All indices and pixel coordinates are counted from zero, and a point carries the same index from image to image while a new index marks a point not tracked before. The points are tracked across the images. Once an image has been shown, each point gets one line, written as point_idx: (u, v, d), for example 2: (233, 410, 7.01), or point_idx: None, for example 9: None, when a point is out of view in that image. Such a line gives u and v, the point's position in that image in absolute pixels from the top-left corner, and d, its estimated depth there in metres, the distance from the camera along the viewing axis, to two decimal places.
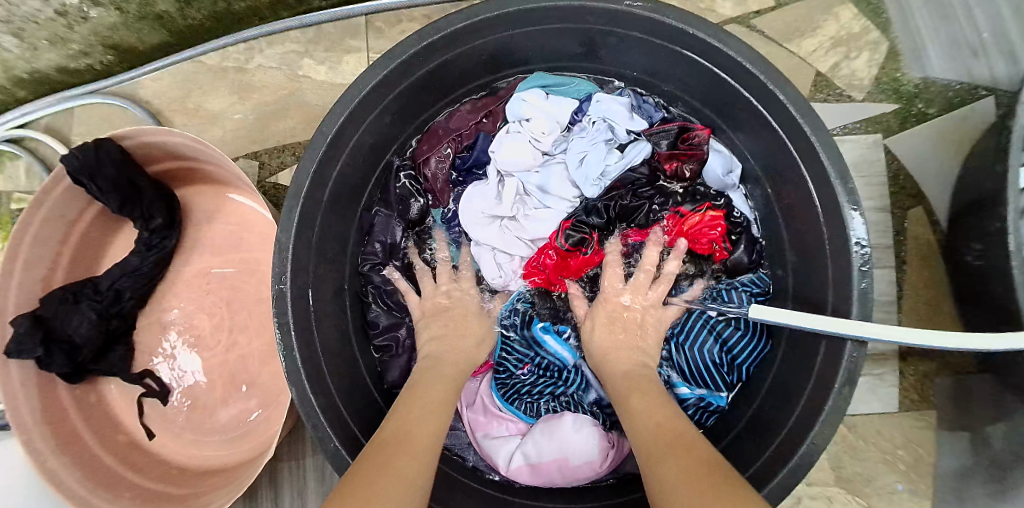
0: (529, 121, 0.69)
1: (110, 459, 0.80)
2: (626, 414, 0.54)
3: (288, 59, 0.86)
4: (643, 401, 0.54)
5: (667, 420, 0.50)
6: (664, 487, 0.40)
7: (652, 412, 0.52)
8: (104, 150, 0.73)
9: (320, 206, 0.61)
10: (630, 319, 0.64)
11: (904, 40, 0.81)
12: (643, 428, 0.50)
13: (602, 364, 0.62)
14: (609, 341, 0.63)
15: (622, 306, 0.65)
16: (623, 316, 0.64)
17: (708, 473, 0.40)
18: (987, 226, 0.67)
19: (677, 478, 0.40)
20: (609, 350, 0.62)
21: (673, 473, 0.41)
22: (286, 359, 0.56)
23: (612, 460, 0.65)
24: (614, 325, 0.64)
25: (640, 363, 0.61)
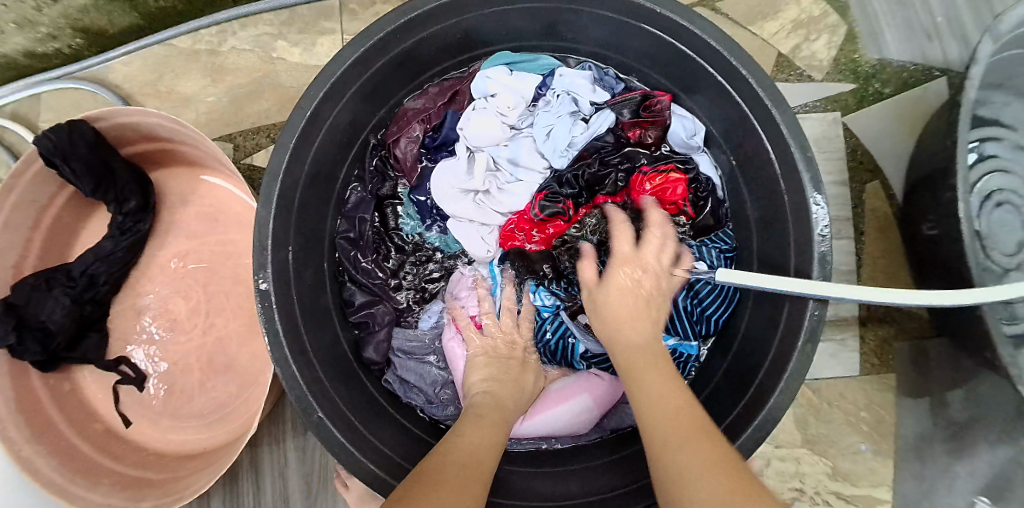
0: (495, 97, 0.72)
1: (86, 447, 0.79)
2: (638, 387, 0.50)
3: (261, 41, 0.86)
4: (658, 382, 0.50)
5: (683, 403, 0.47)
6: (687, 487, 0.38)
7: (667, 396, 0.48)
8: (78, 132, 0.71)
9: (299, 183, 0.62)
10: (645, 279, 0.62)
11: (861, 24, 0.85)
12: (655, 410, 0.46)
13: (615, 342, 0.57)
14: (626, 313, 0.58)
15: (637, 259, 0.63)
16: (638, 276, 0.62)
17: (736, 488, 0.36)
18: (939, 196, 0.71)
19: (702, 481, 0.37)
20: (627, 322, 0.58)
21: (701, 476, 0.38)
22: (269, 333, 0.56)
23: (588, 378, 0.69)
24: (631, 292, 0.60)
25: (653, 336, 0.57)
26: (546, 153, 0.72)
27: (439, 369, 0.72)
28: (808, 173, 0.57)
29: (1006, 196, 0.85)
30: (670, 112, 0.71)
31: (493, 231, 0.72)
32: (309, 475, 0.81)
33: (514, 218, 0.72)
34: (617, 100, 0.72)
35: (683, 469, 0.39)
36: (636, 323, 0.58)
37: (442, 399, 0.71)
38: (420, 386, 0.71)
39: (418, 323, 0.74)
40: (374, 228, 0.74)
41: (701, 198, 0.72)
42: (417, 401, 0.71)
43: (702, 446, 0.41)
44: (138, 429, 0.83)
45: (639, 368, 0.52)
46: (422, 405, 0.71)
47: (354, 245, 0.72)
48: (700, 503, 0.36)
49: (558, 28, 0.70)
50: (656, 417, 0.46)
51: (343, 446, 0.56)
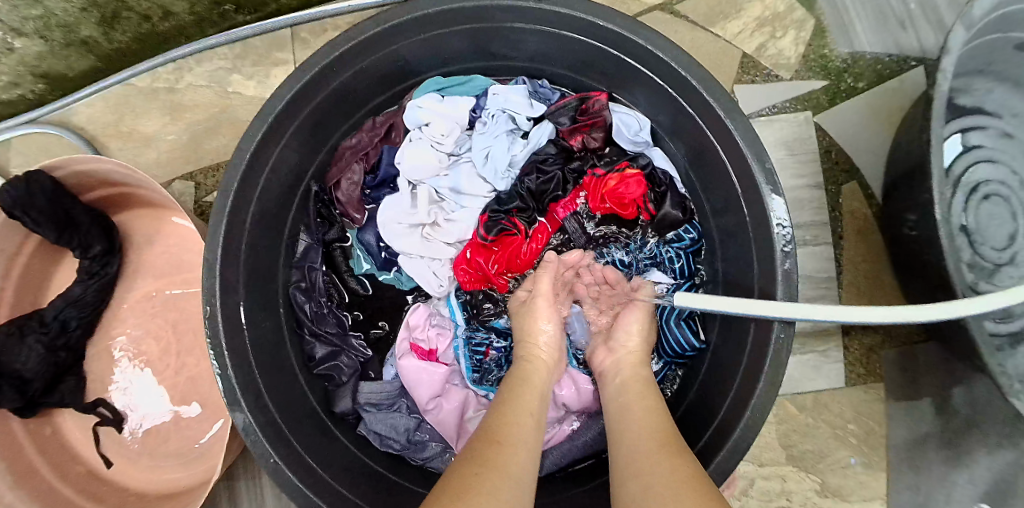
0: (429, 126, 0.68)
1: (66, 491, 0.80)
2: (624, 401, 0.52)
3: (217, 76, 0.86)
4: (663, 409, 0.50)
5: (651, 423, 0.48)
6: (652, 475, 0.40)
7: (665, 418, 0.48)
8: (35, 182, 0.72)
9: (245, 225, 0.61)
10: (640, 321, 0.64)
11: (830, 17, 0.82)
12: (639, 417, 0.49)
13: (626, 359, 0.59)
14: (634, 355, 0.60)
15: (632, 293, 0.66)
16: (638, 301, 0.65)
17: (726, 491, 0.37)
18: (918, 195, 0.67)
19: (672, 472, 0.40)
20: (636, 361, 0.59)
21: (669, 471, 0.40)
22: (224, 383, 0.56)
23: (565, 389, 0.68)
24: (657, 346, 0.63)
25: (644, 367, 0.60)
26: (488, 178, 0.70)
27: (409, 416, 0.68)
28: (767, 185, 0.55)
29: (993, 189, 0.81)
30: (609, 110, 0.68)
31: (444, 266, 0.71)
32: None
33: (466, 248, 0.70)
34: (554, 109, 0.69)
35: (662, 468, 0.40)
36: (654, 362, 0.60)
37: (421, 442, 0.68)
38: (396, 439, 0.67)
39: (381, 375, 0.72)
40: (326, 277, 0.72)
41: (658, 194, 0.68)
42: (399, 450, 0.68)
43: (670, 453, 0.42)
44: (116, 470, 0.83)
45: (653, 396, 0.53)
46: (403, 451, 0.68)
47: (308, 295, 0.70)
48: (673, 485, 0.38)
49: (490, 43, 0.67)
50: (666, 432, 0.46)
51: (300, 491, 0.56)
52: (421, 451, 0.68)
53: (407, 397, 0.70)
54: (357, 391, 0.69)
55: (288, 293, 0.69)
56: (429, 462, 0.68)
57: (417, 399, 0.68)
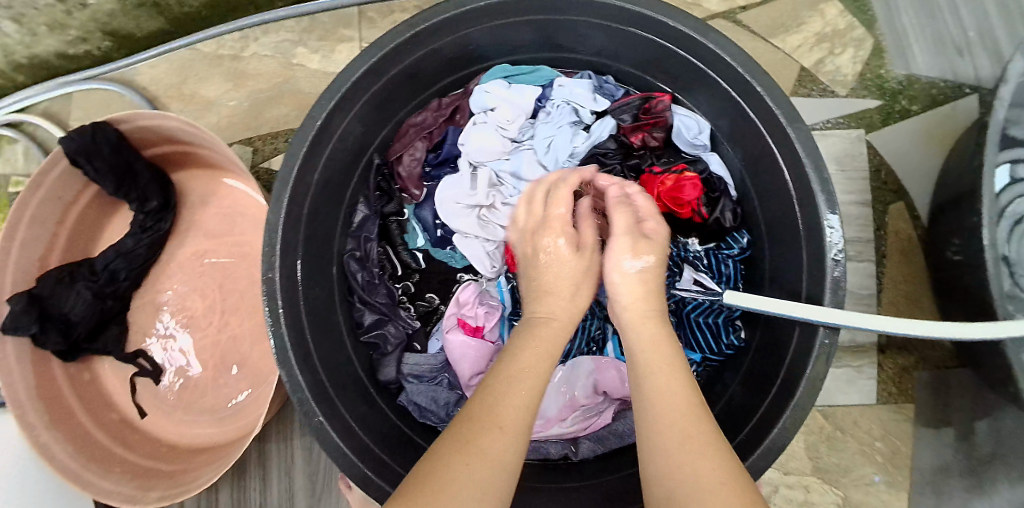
0: (494, 111, 0.71)
1: (102, 436, 0.82)
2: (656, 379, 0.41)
3: (282, 47, 0.88)
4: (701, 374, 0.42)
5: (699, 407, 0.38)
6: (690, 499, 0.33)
7: (695, 388, 0.40)
8: (102, 134, 0.74)
9: (309, 189, 0.62)
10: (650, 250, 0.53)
11: (889, 39, 0.83)
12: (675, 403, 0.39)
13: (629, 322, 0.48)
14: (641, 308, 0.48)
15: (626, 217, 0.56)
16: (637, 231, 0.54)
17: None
18: (965, 220, 0.68)
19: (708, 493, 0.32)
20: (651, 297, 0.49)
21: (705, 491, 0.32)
22: (277, 341, 0.57)
23: (609, 378, 0.69)
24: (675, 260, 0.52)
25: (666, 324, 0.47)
26: (548, 165, 0.71)
27: (451, 390, 0.70)
28: (822, 194, 0.55)
29: None
30: (671, 112, 0.70)
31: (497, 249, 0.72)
32: (314, 477, 0.82)
33: None
34: (617, 105, 0.70)
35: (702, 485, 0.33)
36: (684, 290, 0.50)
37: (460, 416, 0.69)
38: (436, 409, 0.69)
39: (426, 348, 0.73)
40: (381, 249, 0.74)
41: (712, 198, 0.70)
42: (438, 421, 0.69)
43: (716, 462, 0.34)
44: (153, 420, 0.85)
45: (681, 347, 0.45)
46: (440, 424, 0.69)
47: (362, 264, 0.72)
48: None
49: (557, 35, 0.69)
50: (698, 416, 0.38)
51: (342, 453, 0.56)
52: None
53: (448, 372, 0.71)
54: (401, 361, 0.71)
55: (342, 260, 0.72)
56: None
57: (461, 374, 0.69)
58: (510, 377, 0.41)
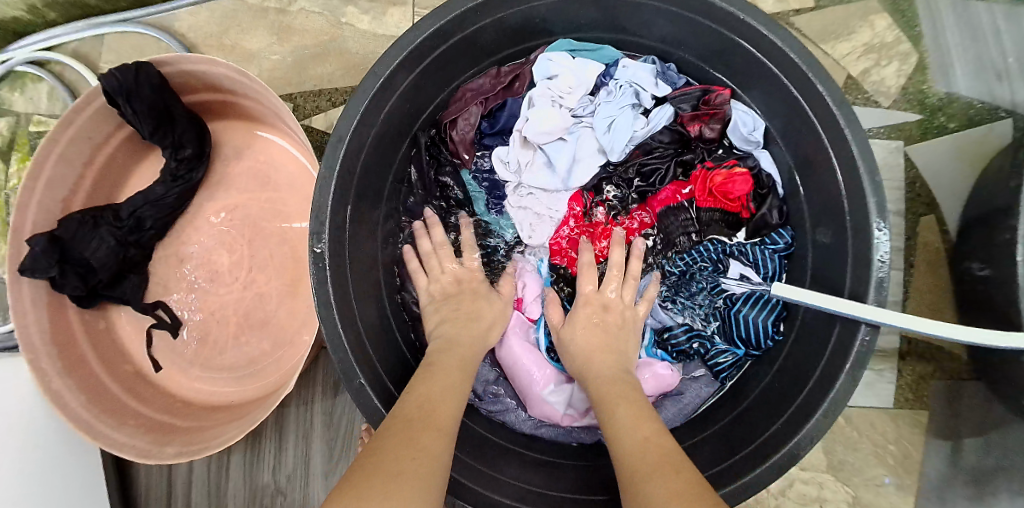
0: (556, 79, 0.72)
1: (115, 385, 0.79)
2: (610, 423, 0.51)
3: (332, 5, 0.87)
4: (630, 413, 0.51)
5: (653, 436, 0.47)
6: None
7: (642, 419, 0.50)
8: (144, 73, 0.72)
9: (365, 144, 0.62)
10: (610, 320, 0.65)
11: (933, 56, 0.85)
12: (628, 441, 0.48)
13: (587, 381, 0.60)
14: (600, 360, 0.61)
15: (603, 304, 0.66)
16: (604, 318, 0.65)
17: (705, 504, 0.37)
18: (995, 238, 0.70)
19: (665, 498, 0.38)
20: (597, 350, 0.62)
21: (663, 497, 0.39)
22: (320, 297, 0.56)
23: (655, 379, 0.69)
24: (599, 328, 0.64)
25: (619, 369, 0.60)
26: (606, 146, 0.73)
27: (489, 367, 0.72)
28: (874, 198, 0.56)
29: None
30: (729, 106, 0.71)
31: (553, 223, 0.74)
32: (332, 443, 0.80)
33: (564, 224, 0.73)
34: (678, 93, 0.72)
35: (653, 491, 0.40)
36: (606, 356, 0.61)
37: (495, 395, 0.71)
38: None
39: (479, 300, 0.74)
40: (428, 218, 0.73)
41: (761, 194, 0.71)
42: (474, 393, 0.70)
43: (669, 473, 0.42)
44: (168, 376, 0.83)
45: (603, 393, 0.56)
46: (475, 399, 0.70)
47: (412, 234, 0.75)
48: None
49: (621, 18, 0.69)
50: (626, 448, 0.47)
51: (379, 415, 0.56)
52: (490, 404, 0.70)
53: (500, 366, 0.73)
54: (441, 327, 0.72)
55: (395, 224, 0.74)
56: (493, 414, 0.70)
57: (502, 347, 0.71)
58: (446, 386, 0.54)
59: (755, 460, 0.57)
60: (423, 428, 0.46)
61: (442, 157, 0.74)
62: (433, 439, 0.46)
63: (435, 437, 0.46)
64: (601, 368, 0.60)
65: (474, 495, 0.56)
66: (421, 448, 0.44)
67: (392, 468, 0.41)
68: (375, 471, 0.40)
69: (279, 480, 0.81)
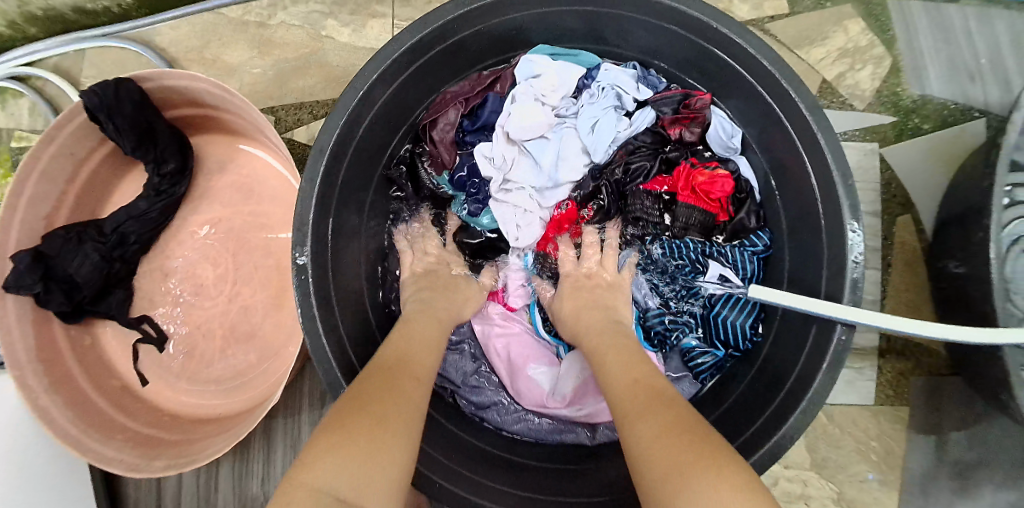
0: (540, 80, 0.72)
1: (102, 401, 0.79)
2: (603, 373, 0.55)
3: (312, 19, 0.87)
4: (620, 360, 0.55)
5: (643, 375, 0.51)
6: (643, 444, 0.42)
7: (632, 364, 0.54)
8: (125, 89, 0.72)
9: (345, 158, 0.62)
10: (595, 284, 0.70)
11: (906, 58, 0.86)
12: (620, 383, 0.51)
13: (578, 340, 0.64)
14: (588, 316, 0.65)
15: (586, 276, 0.71)
16: (588, 284, 0.70)
17: (688, 433, 0.41)
18: (969, 240, 0.71)
19: (654, 434, 0.42)
20: (585, 308, 0.66)
21: (652, 432, 0.42)
22: (303, 310, 0.57)
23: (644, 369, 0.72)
24: (582, 291, 0.69)
25: (608, 321, 0.64)
26: (590, 147, 0.73)
27: (472, 359, 0.75)
28: (847, 200, 0.57)
29: None
30: (709, 110, 0.72)
31: (540, 222, 0.74)
32: None
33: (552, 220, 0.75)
34: (659, 97, 0.74)
35: (643, 428, 0.43)
36: (593, 312, 0.66)
37: (476, 387, 0.73)
38: (449, 366, 0.73)
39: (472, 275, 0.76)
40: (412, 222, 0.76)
41: (739, 201, 0.72)
42: (455, 384, 0.73)
43: (657, 409, 0.45)
44: (156, 389, 0.83)
45: (593, 345, 0.60)
46: (457, 391, 0.73)
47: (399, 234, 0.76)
48: (653, 450, 0.40)
49: (600, 28, 0.70)
50: (618, 391, 0.51)
51: None
52: (470, 396, 0.73)
53: (487, 360, 0.76)
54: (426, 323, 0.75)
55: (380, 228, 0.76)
56: (472, 407, 0.72)
57: (486, 335, 0.76)
58: (421, 344, 0.57)
59: None
60: (404, 378, 0.50)
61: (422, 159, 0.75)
62: (413, 388, 0.49)
63: (415, 387, 0.49)
64: (589, 324, 0.63)
65: (460, 500, 0.57)
66: (405, 397, 0.47)
67: (378, 411, 0.43)
68: (362, 409, 0.43)
69: (268, 491, 0.81)
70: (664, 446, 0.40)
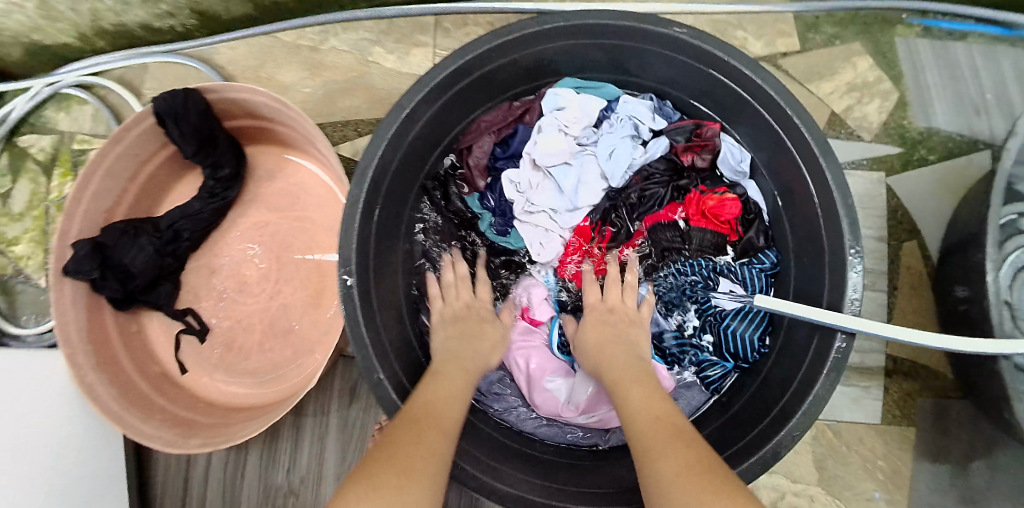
0: (564, 110, 0.80)
1: (144, 385, 0.84)
2: (624, 405, 0.57)
3: (360, 45, 0.95)
4: (642, 396, 0.57)
5: (665, 414, 0.54)
6: (666, 485, 0.44)
7: (654, 401, 0.56)
8: (191, 99, 0.79)
9: (389, 168, 0.68)
10: (617, 317, 0.71)
11: (913, 94, 0.91)
12: (642, 418, 0.53)
13: (599, 372, 0.66)
14: (608, 349, 0.67)
15: (608, 307, 0.73)
16: (611, 317, 0.71)
17: (708, 478, 0.43)
18: (971, 267, 0.75)
19: (676, 476, 0.44)
20: (606, 341, 0.68)
21: (675, 474, 0.45)
22: (345, 300, 0.62)
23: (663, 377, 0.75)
24: (604, 324, 0.70)
25: (629, 355, 0.66)
26: (607, 173, 0.79)
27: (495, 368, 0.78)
28: (847, 221, 0.62)
29: None
30: (719, 139, 0.78)
31: (562, 239, 0.80)
32: (346, 444, 0.85)
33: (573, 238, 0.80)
34: (673, 127, 0.79)
35: (664, 467, 0.46)
36: (616, 345, 0.67)
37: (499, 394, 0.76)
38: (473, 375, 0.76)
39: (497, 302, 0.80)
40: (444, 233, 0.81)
41: (748, 222, 0.77)
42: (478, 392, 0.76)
43: (679, 450, 0.47)
44: (193, 378, 0.88)
45: (615, 378, 0.62)
46: (479, 398, 0.76)
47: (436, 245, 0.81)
48: (676, 492, 0.43)
49: (620, 61, 0.77)
50: (640, 426, 0.53)
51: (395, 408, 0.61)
52: (493, 403, 0.76)
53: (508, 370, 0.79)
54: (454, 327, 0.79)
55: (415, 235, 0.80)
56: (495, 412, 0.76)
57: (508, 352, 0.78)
58: (450, 394, 0.59)
59: (741, 457, 0.61)
60: (427, 428, 0.52)
61: (456, 180, 0.82)
62: (436, 435, 0.52)
63: (438, 434, 0.52)
64: (611, 358, 0.65)
65: (481, 486, 0.61)
66: (427, 447, 0.50)
67: (402, 466, 0.46)
68: (388, 466, 0.46)
69: (292, 480, 0.85)
70: (685, 489, 0.43)
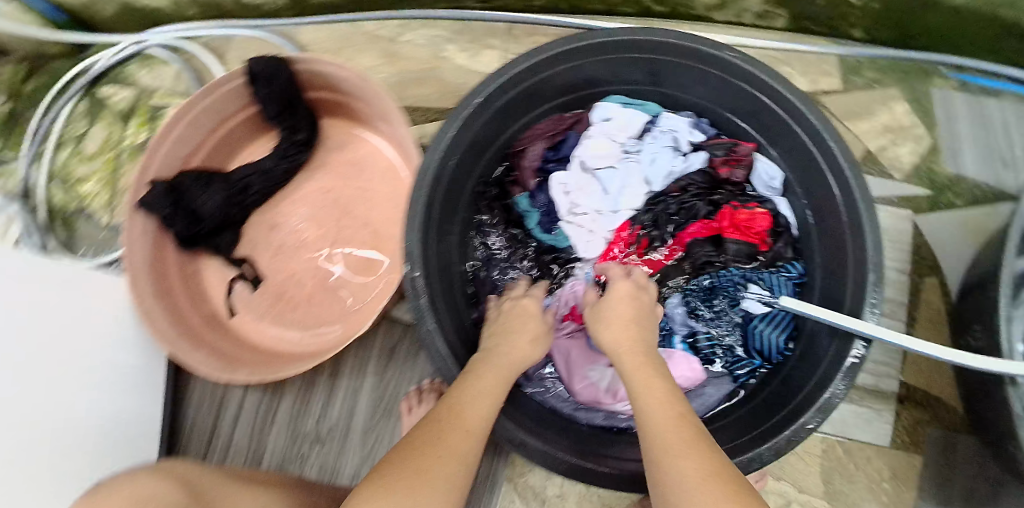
0: (610, 122, 0.86)
1: (196, 320, 0.90)
2: (637, 392, 0.58)
3: (436, 41, 1.03)
4: (663, 388, 0.58)
5: (680, 411, 0.55)
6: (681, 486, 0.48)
7: (671, 395, 0.57)
8: (282, 68, 0.87)
9: (460, 148, 0.72)
10: (641, 296, 0.73)
11: (945, 141, 0.97)
12: (659, 412, 0.55)
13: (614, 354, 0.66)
14: (629, 331, 0.67)
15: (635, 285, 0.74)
16: (635, 294, 0.72)
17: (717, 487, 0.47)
18: (986, 306, 0.80)
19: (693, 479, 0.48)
20: (629, 320, 0.68)
21: (690, 475, 0.48)
22: (406, 256, 0.67)
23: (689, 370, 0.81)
24: (630, 299, 0.71)
25: (647, 343, 0.66)
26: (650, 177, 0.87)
27: None
28: (873, 238, 0.65)
29: None
30: (752, 155, 0.84)
31: (605, 241, 0.86)
32: (378, 401, 0.89)
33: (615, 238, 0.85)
34: (711, 142, 0.86)
35: (681, 469, 0.49)
36: (635, 325, 0.68)
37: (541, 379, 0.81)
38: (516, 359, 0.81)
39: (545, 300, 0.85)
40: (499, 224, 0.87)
41: (777, 234, 0.83)
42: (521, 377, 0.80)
43: (697, 452, 0.50)
44: (240, 321, 0.93)
45: (629, 363, 0.63)
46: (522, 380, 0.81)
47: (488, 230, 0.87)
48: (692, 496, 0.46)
49: (662, 77, 0.81)
50: (655, 419, 0.54)
51: (442, 357, 0.66)
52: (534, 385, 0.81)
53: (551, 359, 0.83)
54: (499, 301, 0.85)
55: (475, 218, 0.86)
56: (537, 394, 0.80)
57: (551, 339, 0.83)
58: (482, 392, 0.61)
59: (757, 443, 0.65)
60: (453, 428, 0.56)
61: (511, 182, 0.88)
62: (461, 440, 0.56)
63: (463, 438, 0.56)
64: (632, 339, 0.65)
65: (514, 439, 0.65)
66: (450, 452, 0.54)
67: (421, 472, 0.51)
68: (410, 474, 0.51)
69: (321, 429, 0.89)
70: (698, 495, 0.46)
